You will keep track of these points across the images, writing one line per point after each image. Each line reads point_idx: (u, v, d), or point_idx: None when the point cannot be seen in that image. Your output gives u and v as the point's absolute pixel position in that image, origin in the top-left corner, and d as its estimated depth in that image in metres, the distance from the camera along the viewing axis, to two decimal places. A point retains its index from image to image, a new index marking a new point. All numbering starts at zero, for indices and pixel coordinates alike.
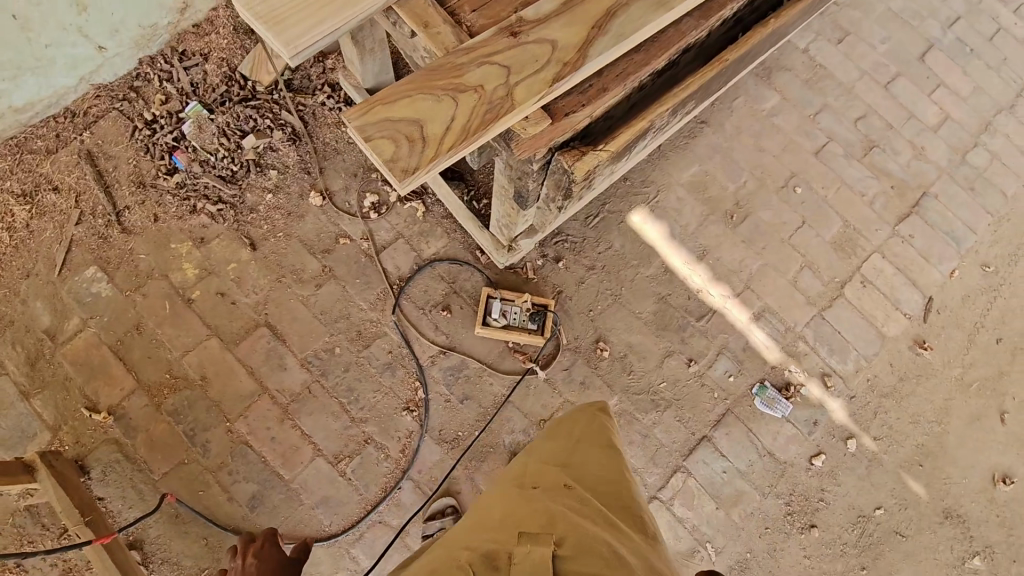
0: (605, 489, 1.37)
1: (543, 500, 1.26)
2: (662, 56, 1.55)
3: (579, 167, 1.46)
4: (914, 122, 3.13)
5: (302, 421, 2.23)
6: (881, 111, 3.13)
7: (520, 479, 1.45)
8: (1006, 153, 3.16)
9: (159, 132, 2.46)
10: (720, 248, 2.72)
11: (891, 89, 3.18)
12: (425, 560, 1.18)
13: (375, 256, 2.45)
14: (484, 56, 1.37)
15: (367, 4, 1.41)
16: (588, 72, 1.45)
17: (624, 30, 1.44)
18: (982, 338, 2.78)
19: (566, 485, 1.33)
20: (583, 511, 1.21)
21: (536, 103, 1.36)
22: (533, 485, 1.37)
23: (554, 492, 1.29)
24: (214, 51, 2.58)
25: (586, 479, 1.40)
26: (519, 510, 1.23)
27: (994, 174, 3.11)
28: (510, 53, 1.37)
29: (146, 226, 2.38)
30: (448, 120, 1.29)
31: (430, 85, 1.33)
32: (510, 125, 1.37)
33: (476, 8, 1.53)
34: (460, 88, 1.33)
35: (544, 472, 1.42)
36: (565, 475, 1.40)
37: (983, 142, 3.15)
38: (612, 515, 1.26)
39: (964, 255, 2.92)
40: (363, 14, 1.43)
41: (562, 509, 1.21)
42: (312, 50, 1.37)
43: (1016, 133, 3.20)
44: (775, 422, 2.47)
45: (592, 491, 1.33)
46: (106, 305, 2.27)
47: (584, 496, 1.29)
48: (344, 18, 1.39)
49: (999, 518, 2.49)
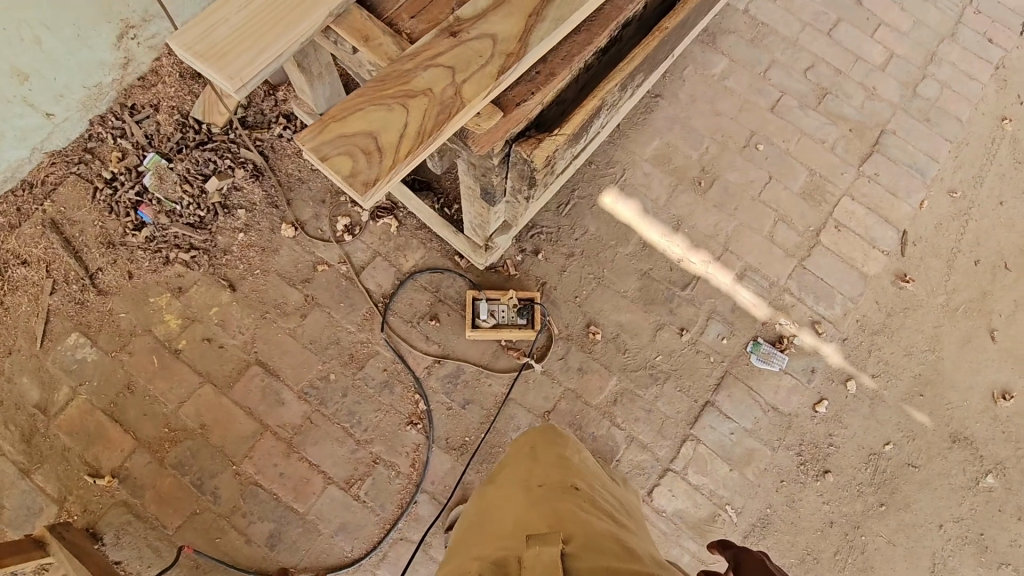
0: (604, 497, 1.48)
1: (550, 502, 1.33)
2: (603, 33, 1.56)
3: (538, 156, 1.46)
4: (862, 64, 3.19)
5: (309, 452, 2.22)
6: (829, 58, 3.19)
7: (525, 480, 1.50)
8: (955, 80, 3.23)
9: (120, 189, 2.45)
10: (693, 216, 2.75)
11: (834, 36, 3.23)
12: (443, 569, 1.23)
13: (355, 278, 2.45)
14: (428, 59, 1.35)
15: (305, 27, 1.41)
16: (534, 59, 1.45)
17: (562, 13, 1.45)
18: (960, 263, 2.83)
19: (569, 488, 1.41)
20: (588, 512, 1.30)
21: (487, 98, 1.36)
22: (539, 486, 1.43)
23: (561, 495, 1.36)
24: (163, 101, 2.57)
25: (587, 484, 1.49)
26: (530, 513, 1.30)
27: (947, 102, 3.17)
28: (454, 53, 1.37)
29: (121, 284, 2.36)
30: (403, 128, 1.28)
31: (379, 95, 1.30)
32: (464, 124, 1.36)
33: (414, 14, 1.53)
34: (409, 94, 1.31)
35: (550, 474, 1.49)
36: (567, 479, 1.47)
37: (931, 72, 3.22)
38: (611, 517, 1.37)
39: (930, 184, 2.97)
40: (303, 37, 1.43)
41: (568, 510, 1.28)
42: (256, 80, 1.37)
43: (961, 59, 3.27)
44: (774, 376, 2.50)
45: (593, 496, 1.42)
46: (93, 370, 2.25)
47: (586, 499, 1.38)
48: (286, 41, 1.39)
49: (1005, 434, 2.53)
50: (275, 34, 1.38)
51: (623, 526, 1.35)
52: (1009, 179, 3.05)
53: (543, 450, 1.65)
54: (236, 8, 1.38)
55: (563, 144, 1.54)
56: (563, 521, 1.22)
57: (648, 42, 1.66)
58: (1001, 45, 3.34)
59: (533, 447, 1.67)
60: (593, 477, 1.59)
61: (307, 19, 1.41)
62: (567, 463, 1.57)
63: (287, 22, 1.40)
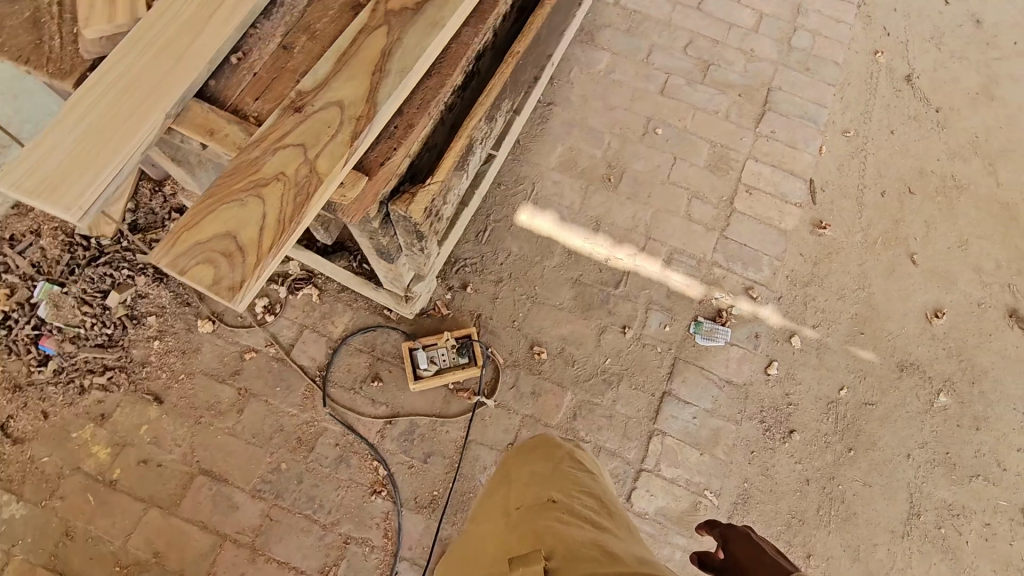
0: (587, 499, 1.35)
1: (530, 520, 1.27)
2: (455, 71, 1.54)
3: (415, 210, 1.42)
4: (736, 30, 3.30)
5: (275, 551, 2.12)
6: (704, 31, 3.29)
7: (506, 506, 1.44)
8: (824, 26, 3.37)
9: (15, 327, 2.30)
10: (610, 213, 2.77)
11: (704, 9, 3.34)
12: None
13: (287, 358, 2.36)
14: (275, 141, 1.30)
15: (143, 134, 1.31)
16: (387, 115, 1.41)
17: (405, 64, 1.43)
18: (869, 197, 2.94)
19: (549, 500, 1.33)
20: (569, 522, 1.22)
21: (344, 167, 1.31)
22: (521, 506, 1.37)
23: (541, 509, 1.29)
24: (44, 224, 2.44)
25: (569, 488, 1.39)
26: (511, 539, 1.25)
27: (821, 48, 3.31)
28: (300, 130, 1.32)
29: (37, 426, 2.21)
30: (261, 220, 1.21)
31: (230, 191, 1.24)
32: (328, 198, 1.31)
33: (258, 95, 1.47)
34: (261, 182, 1.25)
35: (529, 492, 1.41)
36: (548, 490, 1.39)
37: (800, 24, 3.35)
38: (597, 521, 1.26)
39: (824, 130, 3.08)
40: (144, 144, 1.33)
41: (547, 525, 1.21)
42: (98, 202, 1.28)
43: (824, 6, 3.42)
44: (721, 350, 2.53)
45: (577, 501, 1.33)
46: (24, 526, 2.09)
47: (568, 507, 1.29)
48: (122, 154, 1.29)
49: (946, 351, 2.62)
50: (111, 144, 1.29)
51: (610, 527, 1.24)
52: (894, 108, 3.20)
53: (519, 470, 1.55)
54: (67, 130, 1.29)
55: (440, 190, 1.50)
56: (541, 542, 1.17)
57: (505, 69, 1.64)
58: None
59: (510, 472, 1.59)
60: (571, 480, 1.43)
61: (146, 122, 1.32)
62: (543, 476, 1.46)
63: (121, 132, 1.30)
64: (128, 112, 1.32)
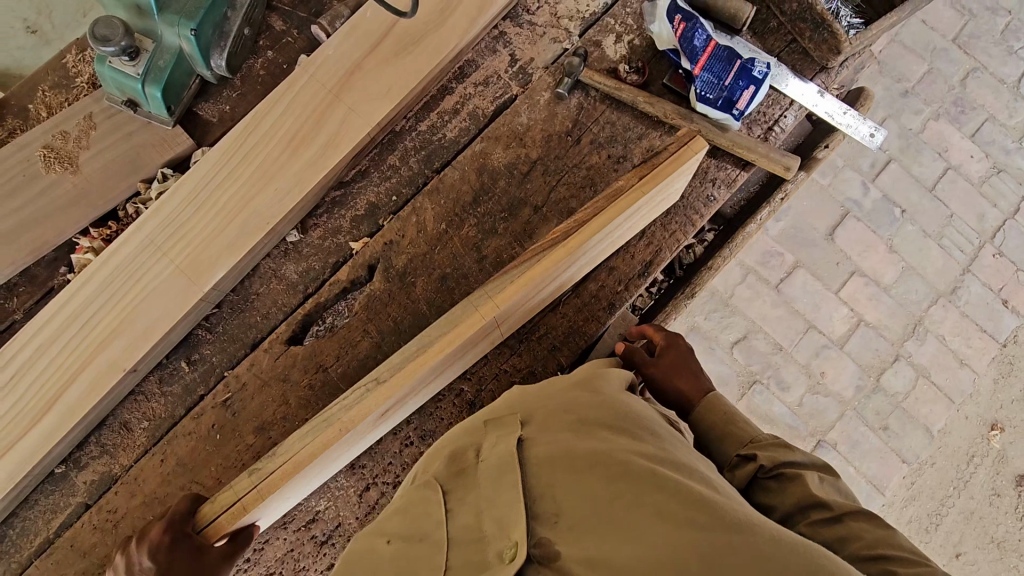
0: (465, 528, 0.71)
1: (583, 395, 0.80)
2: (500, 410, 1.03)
3: (587, 370, 0.89)
4: (813, 337, 2.41)
5: None
6: (769, 327, 2.41)
7: (554, 426, 0.77)
8: (939, 364, 2.42)
9: None
10: None
11: (785, 291, 2.42)
12: (500, 435, 0.79)
13: None
14: (306, 360, 1.13)
15: (113, 391, 1.08)
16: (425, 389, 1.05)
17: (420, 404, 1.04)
18: None
19: (557, 472, 0.70)
20: (576, 397, 0.80)
21: (354, 449, 1.05)
22: (648, 531, 0.59)
23: (610, 456, 0.68)
24: None
25: (553, 545, 0.63)
26: (550, 445, 0.74)
27: (921, 399, 2.41)
28: (331, 386, 1.13)
29: None
30: (262, 424, 1.12)
31: (278, 372, 1.13)
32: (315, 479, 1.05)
33: (255, 388, 1.13)
34: (271, 376, 1.13)
35: (608, 554, 0.58)
36: (587, 549, 0.61)
37: (907, 354, 2.42)
38: (501, 526, 0.67)
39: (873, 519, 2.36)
40: (115, 393, 1.09)
41: (620, 397, 0.81)
42: (83, 425, 1.08)
43: (954, 332, 2.43)
44: None
45: (512, 531, 0.65)
46: None
47: (545, 449, 0.74)
48: (88, 395, 1.06)
49: None
50: (63, 388, 1.06)
51: (445, 465, 0.81)
52: (977, 520, 2.37)
53: (594, 436, 0.72)
54: (24, 392, 1.06)
55: (537, 390, 0.88)
56: (651, 430, 0.74)
57: (514, 438, 0.77)
58: (1018, 309, 2.46)
59: (578, 409, 0.78)
60: (620, 429, 0.73)
61: (110, 363, 1.07)
62: (595, 438, 0.72)
63: (107, 335, 1.07)
64: (99, 334, 1.07)
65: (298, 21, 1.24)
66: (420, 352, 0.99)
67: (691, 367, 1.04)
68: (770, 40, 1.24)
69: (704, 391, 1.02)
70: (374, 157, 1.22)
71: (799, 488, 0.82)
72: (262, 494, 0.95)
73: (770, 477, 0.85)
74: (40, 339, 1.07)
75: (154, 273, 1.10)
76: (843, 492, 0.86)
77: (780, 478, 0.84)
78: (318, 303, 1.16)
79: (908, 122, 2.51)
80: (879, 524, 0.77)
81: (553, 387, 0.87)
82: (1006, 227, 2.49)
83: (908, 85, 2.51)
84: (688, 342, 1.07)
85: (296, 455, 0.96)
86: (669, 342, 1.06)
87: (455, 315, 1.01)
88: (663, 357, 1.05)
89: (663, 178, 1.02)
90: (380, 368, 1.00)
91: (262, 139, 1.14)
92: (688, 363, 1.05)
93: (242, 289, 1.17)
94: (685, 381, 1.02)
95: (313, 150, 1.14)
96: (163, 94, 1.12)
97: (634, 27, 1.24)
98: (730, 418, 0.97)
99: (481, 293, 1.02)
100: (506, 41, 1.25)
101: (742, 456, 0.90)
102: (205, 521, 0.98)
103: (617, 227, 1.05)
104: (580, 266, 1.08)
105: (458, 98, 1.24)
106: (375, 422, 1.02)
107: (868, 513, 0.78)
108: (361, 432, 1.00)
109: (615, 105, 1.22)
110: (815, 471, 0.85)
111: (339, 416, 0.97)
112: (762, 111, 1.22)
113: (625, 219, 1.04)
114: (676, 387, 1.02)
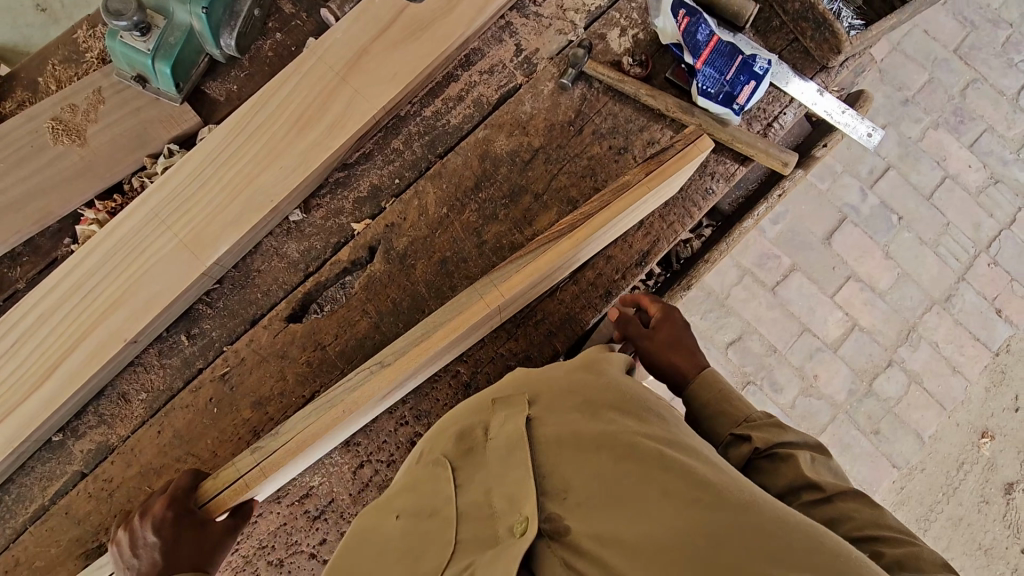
0: (475, 503, 0.73)
1: (588, 377, 0.81)
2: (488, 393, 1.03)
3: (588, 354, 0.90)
4: (807, 340, 2.43)
5: None
6: (765, 329, 2.43)
7: (560, 407, 0.78)
8: (932, 371, 2.44)
9: None
10: None
11: (781, 294, 2.44)
12: (507, 414, 0.80)
13: None
14: (308, 338, 1.15)
15: (113, 361, 1.09)
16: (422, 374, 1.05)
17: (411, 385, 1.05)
18: None
19: (566, 452, 0.72)
20: (580, 379, 0.81)
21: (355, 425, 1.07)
22: (656, 508, 0.61)
23: (617, 438, 0.70)
24: None
25: (562, 520, 0.66)
26: (557, 425, 0.75)
27: (912, 405, 2.43)
28: (328, 365, 1.14)
29: None
30: (261, 402, 1.13)
31: (277, 348, 1.14)
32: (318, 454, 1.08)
33: (252, 365, 1.14)
34: (272, 352, 1.14)
35: (617, 531, 0.61)
36: (596, 525, 0.63)
37: (900, 359, 2.43)
38: (512, 503, 0.69)
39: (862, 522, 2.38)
40: (114, 364, 1.10)
41: (625, 380, 0.82)
42: (82, 394, 1.09)
43: (947, 339, 2.45)
44: None
45: (521, 506, 0.67)
46: None
47: (553, 428, 0.75)
48: (88, 364, 1.07)
49: None
50: (64, 357, 1.07)
51: (454, 442, 0.81)
52: (966, 526, 2.38)
53: (601, 418, 0.74)
54: (25, 358, 1.07)
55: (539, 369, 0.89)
56: (655, 412, 0.76)
57: (521, 417, 0.78)
58: (1012, 318, 2.48)
59: (583, 391, 0.79)
60: (624, 411, 0.75)
61: (111, 333, 1.08)
62: (602, 420, 0.73)
63: (109, 306, 1.09)
64: (101, 305, 1.09)
65: (307, 5, 1.26)
66: (418, 331, 1.01)
67: (686, 344, 1.07)
68: (773, 39, 1.26)
69: (699, 369, 1.04)
70: (378, 141, 1.24)
71: (791, 468, 0.82)
72: (263, 475, 0.95)
73: (765, 458, 0.86)
74: (43, 308, 1.09)
75: (158, 246, 1.11)
76: (834, 471, 0.87)
77: (775, 459, 0.85)
78: (318, 282, 1.17)
79: (908, 130, 2.53)
80: (870, 505, 0.78)
81: (552, 368, 0.88)
82: (1001, 237, 2.51)
83: (908, 94, 2.54)
84: (684, 316, 1.09)
85: (300, 434, 0.97)
86: (665, 316, 1.09)
87: (462, 302, 1.01)
88: (659, 333, 1.07)
89: (672, 173, 1.04)
90: (385, 352, 1.01)
91: (270, 119, 1.16)
92: (684, 339, 1.07)
93: (244, 266, 1.18)
94: (679, 357, 1.05)
95: (319, 131, 1.16)
96: (173, 70, 1.14)
97: (638, 21, 1.26)
98: (724, 396, 0.98)
99: (487, 282, 1.02)
100: (512, 31, 1.27)
101: (736, 435, 0.91)
102: (205, 498, 0.97)
103: (624, 220, 1.07)
104: (585, 253, 1.09)
105: (463, 85, 1.25)
106: (377, 404, 1.02)
107: (859, 495, 0.79)
108: (363, 413, 1.01)
109: (618, 97, 1.23)
110: (807, 451, 0.86)
111: (342, 398, 0.98)
112: (762, 107, 1.24)
113: (632, 211, 1.06)
114: (673, 366, 1.05)
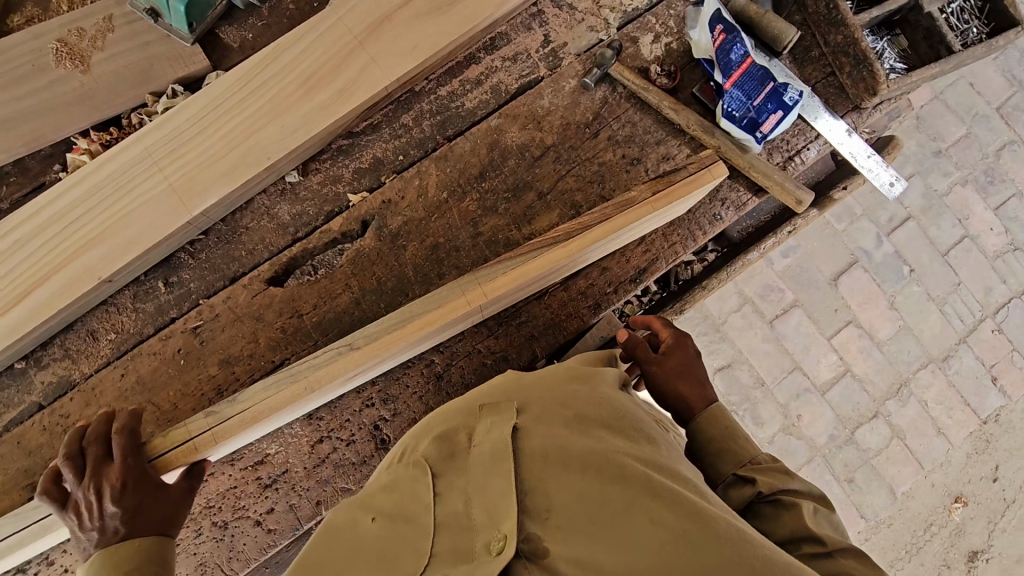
0: (453, 513, 0.69)
1: (583, 391, 0.79)
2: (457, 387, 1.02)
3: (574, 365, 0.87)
4: (796, 378, 2.40)
5: None
6: (755, 361, 2.39)
7: (548, 418, 0.75)
8: (917, 429, 2.41)
9: None
10: None
11: (778, 328, 2.41)
12: (495, 420, 0.76)
13: None
14: (285, 304, 1.12)
15: (85, 297, 1.07)
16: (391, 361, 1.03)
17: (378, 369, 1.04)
18: None
19: (552, 467, 0.67)
20: (573, 391, 0.78)
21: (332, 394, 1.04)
22: (645, 538, 0.58)
23: (608, 459, 0.66)
24: None
25: (541, 541, 0.61)
26: (543, 436, 0.71)
27: (891, 460, 2.39)
28: (302, 335, 1.12)
29: None
30: (229, 364, 1.11)
31: (255, 309, 1.12)
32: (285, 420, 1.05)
33: (224, 323, 1.11)
34: (250, 313, 1.12)
35: (601, 559, 0.57)
36: (578, 550, 0.59)
37: (887, 412, 2.40)
38: (492, 515, 0.64)
39: None
40: (86, 300, 1.07)
41: (618, 400, 0.79)
42: (49, 325, 1.07)
43: (937, 399, 2.42)
44: None
45: (500, 522, 0.63)
46: None
47: (541, 438, 0.71)
48: (60, 295, 1.05)
49: None
50: (35, 284, 1.05)
51: (435, 446, 0.77)
52: None
53: (591, 436, 0.71)
54: None
55: (524, 376, 0.86)
56: (645, 436, 0.74)
57: (507, 425, 0.74)
58: (1006, 389, 2.44)
59: (574, 406, 0.76)
60: (615, 432, 0.72)
61: (85, 267, 1.05)
62: (592, 438, 0.70)
63: (88, 240, 1.06)
64: (81, 238, 1.06)
65: None
66: (395, 316, 0.98)
67: (695, 373, 1.03)
68: (808, 69, 1.21)
69: (707, 402, 1.00)
70: (388, 113, 1.20)
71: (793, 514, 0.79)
72: (214, 439, 0.95)
73: (767, 502, 0.83)
74: (20, 231, 1.06)
75: (146, 188, 1.08)
76: (835, 525, 0.84)
77: (777, 505, 0.82)
78: (305, 248, 1.15)
79: (935, 182, 2.47)
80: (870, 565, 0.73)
81: (530, 376, 0.85)
82: (1010, 305, 2.46)
83: (940, 145, 2.47)
84: (696, 345, 1.06)
85: (261, 403, 0.95)
86: (676, 342, 1.05)
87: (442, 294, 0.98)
88: (668, 358, 1.03)
89: (678, 200, 1.00)
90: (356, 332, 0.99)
91: (280, 74, 1.12)
92: (694, 370, 1.03)
93: (232, 221, 1.15)
94: (688, 386, 1.01)
95: (328, 95, 1.12)
96: (186, 8, 1.10)
97: (673, 29, 1.21)
98: (729, 434, 0.95)
99: (470, 276, 1.00)
100: (542, 20, 1.22)
101: (740, 476, 0.90)
102: (153, 455, 0.95)
103: (622, 236, 1.04)
104: (580, 262, 1.06)
105: (483, 69, 1.21)
106: (341, 386, 1.01)
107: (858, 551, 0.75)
108: (325, 393, 0.99)
109: (640, 106, 1.19)
110: (810, 502, 0.83)
111: (307, 373, 0.96)
112: (785, 138, 1.19)
113: (632, 230, 1.02)
114: (677, 393, 1.01)
